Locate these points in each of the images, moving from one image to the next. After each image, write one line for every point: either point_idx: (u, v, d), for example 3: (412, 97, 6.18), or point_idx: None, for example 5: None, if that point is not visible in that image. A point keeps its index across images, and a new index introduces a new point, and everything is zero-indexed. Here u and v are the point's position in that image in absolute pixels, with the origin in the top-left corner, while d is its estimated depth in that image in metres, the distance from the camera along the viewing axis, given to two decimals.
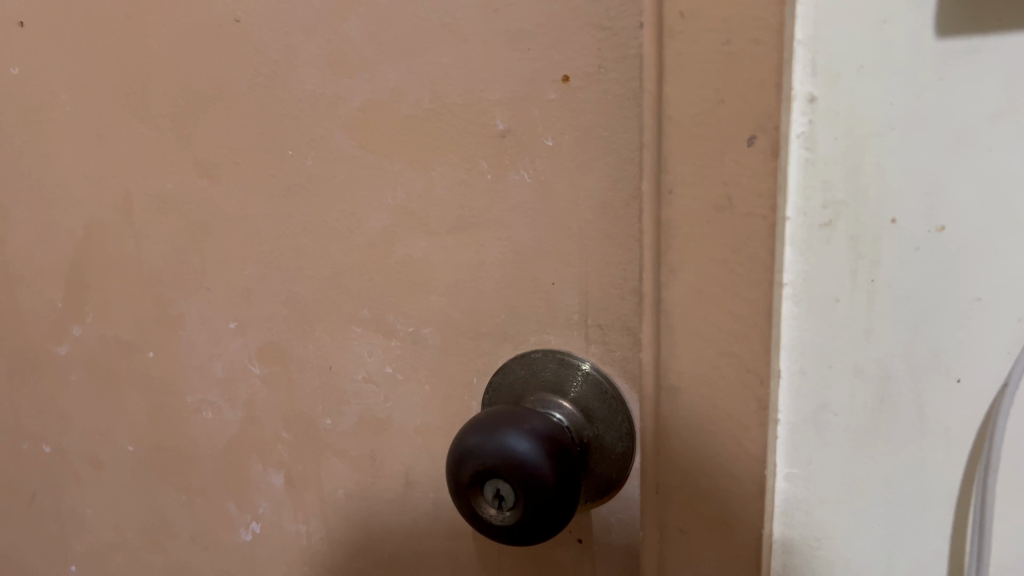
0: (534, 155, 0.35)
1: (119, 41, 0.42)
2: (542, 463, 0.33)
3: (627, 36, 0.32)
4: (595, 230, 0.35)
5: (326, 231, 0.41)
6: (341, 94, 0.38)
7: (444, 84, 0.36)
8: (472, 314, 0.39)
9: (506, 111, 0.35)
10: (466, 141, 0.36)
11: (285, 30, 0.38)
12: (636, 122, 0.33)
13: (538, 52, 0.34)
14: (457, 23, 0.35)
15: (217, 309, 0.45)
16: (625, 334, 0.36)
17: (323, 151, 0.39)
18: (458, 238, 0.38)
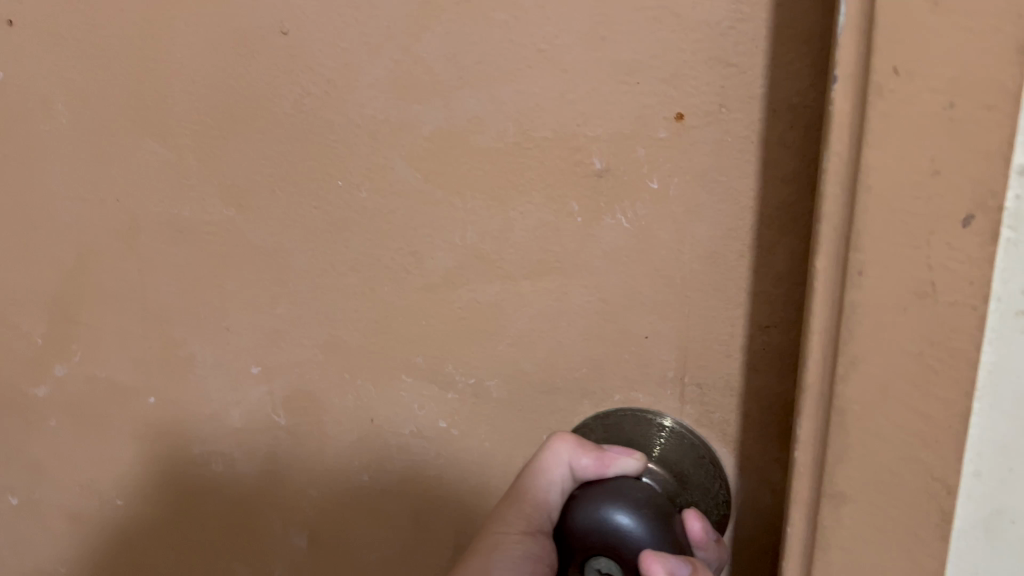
0: (635, 199, 0.32)
1: (135, 48, 0.37)
2: (650, 537, 0.30)
3: (755, 73, 0.29)
4: (704, 282, 0.32)
5: (379, 271, 0.37)
6: (409, 122, 0.34)
7: (534, 116, 0.32)
8: (548, 367, 0.35)
9: (605, 148, 0.32)
10: (556, 179, 0.33)
11: (343, 46, 0.34)
12: (759, 167, 0.30)
13: (651, 86, 0.31)
14: (556, 50, 0.31)
15: (238, 352, 0.40)
16: (727, 394, 0.33)
17: (381, 183, 0.35)
18: (538, 285, 0.34)
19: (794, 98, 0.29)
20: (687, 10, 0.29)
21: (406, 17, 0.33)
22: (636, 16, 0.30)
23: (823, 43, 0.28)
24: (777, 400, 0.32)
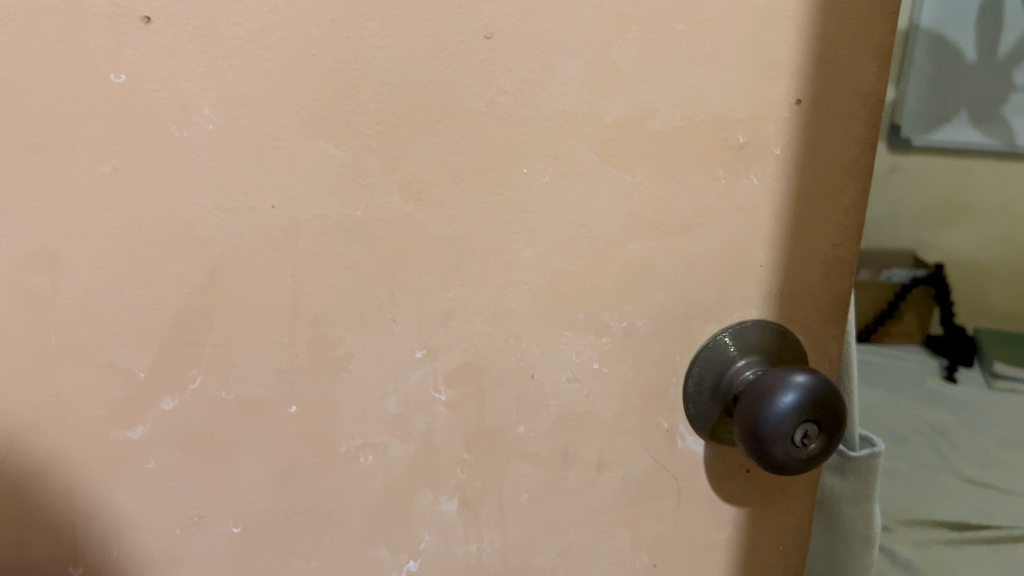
0: (762, 163, 0.44)
1: (316, 49, 0.36)
2: (803, 390, 0.42)
3: (848, 69, 0.43)
4: (801, 219, 0.45)
5: (556, 244, 0.42)
6: (595, 112, 0.40)
7: (696, 104, 0.41)
8: (685, 301, 0.45)
9: (748, 128, 0.43)
10: (709, 152, 0.43)
11: (543, 49, 0.39)
12: (842, 134, 0.44)
13: (782, 81, 0.42)
14: (718, 53, 0.41)
15: (404, 339, 0.42)
16: (809, 298, 0.47)
17: (563, 167, 0.41)
18: (687, 237, 0.44)
19: (868, 86, 0.43)
20: (812, 25, 0.41)
21: (604, 26, 0.39)
22: (775, 27, 0.41)
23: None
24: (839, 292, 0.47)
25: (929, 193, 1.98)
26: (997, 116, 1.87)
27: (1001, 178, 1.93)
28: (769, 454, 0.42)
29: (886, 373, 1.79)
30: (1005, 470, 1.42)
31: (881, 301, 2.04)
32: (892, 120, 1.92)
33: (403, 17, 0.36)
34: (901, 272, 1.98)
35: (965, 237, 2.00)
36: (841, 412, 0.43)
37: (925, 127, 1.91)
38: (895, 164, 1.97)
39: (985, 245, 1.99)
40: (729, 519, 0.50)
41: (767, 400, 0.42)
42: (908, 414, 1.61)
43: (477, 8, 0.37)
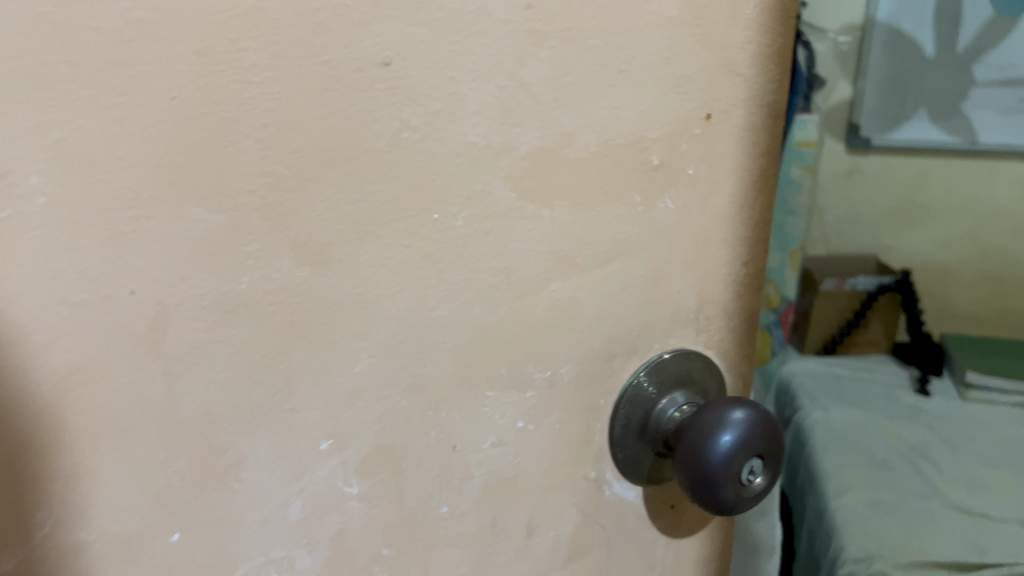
0: (676, 184, 0.40)
1: (181, 88, 0.28)
2: (741, 425, 0.39)
3: (753, 79, 0.40)
4: (713, 239, 0.42)
5: (477, 295, 0.36)
6: (509, 141, 0.35)
7: (613, 124, 0.37)
8: (609, 338, 0.41)
9: (662, 148, 0.39)
10: (626, 178, 0.38)
11: (451, 74, 0.33)
12: (748, 147, 0.42)
13: (692, 94, 0.39)
14: (632, 67, 0.37)
15: (307, 429, 0.34)
16: (720, 317, 0.45)
17: (479, 207, 0.35)
18: (609, 270, 0.40)
19: (771, 95, 0.41)
20: (720, 35, 0.38)
21: (513, 43, 0.34)
22: (686, 38, 0.37)
23: (783, 55, 0.41)
24: (744, 307, 0.46)
25: (890, 193, 1.77)
26: (956, 115, 1.71)
27: (963, 177, 1.74)
28: (719, 499, 0.39)
29: (854, 391, 1.45)
30: (996, 494, 1.15)
31: (845, 310, 1.58)
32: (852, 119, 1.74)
33: (287, 40, 0.29)
34: (868, 279, 1.56)
35: (930, 240, 1.79)
36: (780, 434, 0.41)
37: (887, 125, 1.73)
38: (855, 166, 1.77)
39: (947, 247, 1.78)
40: (656, 556, 0.48)
41: (703, 443, 0.39)
42: (882, 434, 1.31)
43: (374, 29, 0.30)
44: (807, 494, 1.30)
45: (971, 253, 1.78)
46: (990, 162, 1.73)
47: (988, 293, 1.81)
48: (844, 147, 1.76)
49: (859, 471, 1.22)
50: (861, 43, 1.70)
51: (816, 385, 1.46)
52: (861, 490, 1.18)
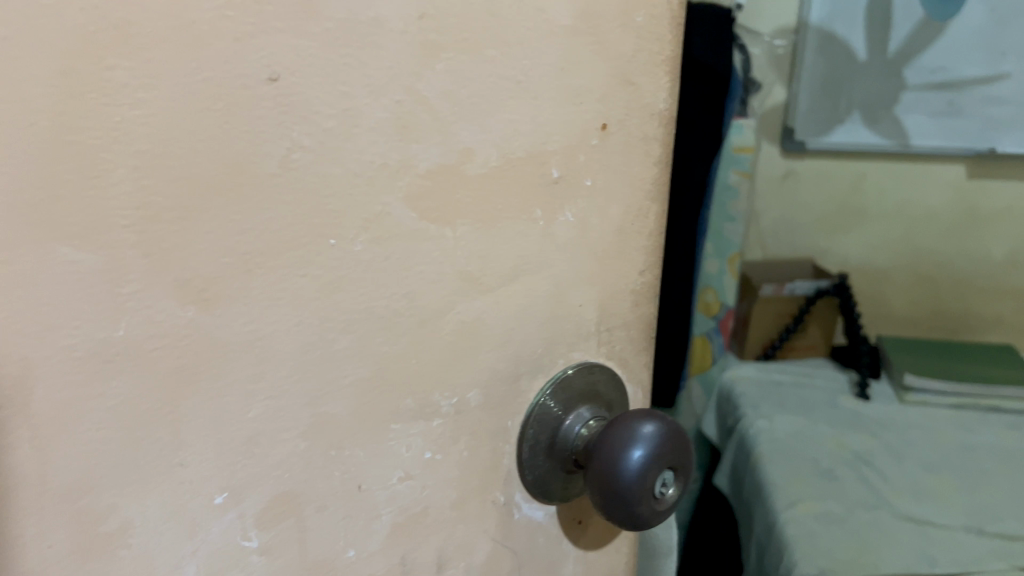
0: (575, 198, 0.39)
1: (42, 113, 0.25)
2: (652, 439, 0.38)
3: (646, 88, 0.39)
4: (614, 252, 0.41)
5: (382, 325, 0.34)
6: (408, 160, 0.33)
7: (512, 138, 0.36)
8: (515, 359, 0.40)
9: (561, 160, 0.38)
10: (524, 192, 0.37)
11: (344, 89, 0.31)
12: (643, 156, 0.41)
13: (589, 105, 0.38)
14: (528, 79, 0.35)
15: (200, 483, 0.32)
16: (623, 330, 0.44)
17: (382, 232, 0.33)
18: (512, 289, 0.38)
19: (662, 103, 0.40)
20: (613, 44, 0.37)
21: (411, 56, 0.32)
22: (580, 47, 0.36)
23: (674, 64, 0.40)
24: (643, 319, 0.45)
25: (820, 199, 1.62)
26: (888, 117, 1.54)
27: (896, 182, 1.60)
28: (636, 516, 0.38)
29: (795, 398, 1.41)
30: (942, 501, 1.14)
31: (784, 316, 1.53)
32: (785, 123, 1.56)
33: (160, 58, 0.26)
34: (805, 283, 1.51)
35: (864, 245, 1.65)
36: (688, 442, 0.41)
37: (820, 130, 1.55)
38: (789, 169, 1.59)
39: (882, 251, 1.65)
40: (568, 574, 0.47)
41: (615, 462, 0.38)
42: (827, 442, 1.27)
43: (257, 43, 0.28)
44: (753, 509, 1.23)
45: (903, 257, 1.65)
46: (925, 165, 1.59)
47: (925, 299, 1.68)
48: (779, 151, 1.58)
49: (806, 484, 1.17)
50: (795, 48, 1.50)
51: (757, 394, 1.42)
52: (809, 503, 1.12)
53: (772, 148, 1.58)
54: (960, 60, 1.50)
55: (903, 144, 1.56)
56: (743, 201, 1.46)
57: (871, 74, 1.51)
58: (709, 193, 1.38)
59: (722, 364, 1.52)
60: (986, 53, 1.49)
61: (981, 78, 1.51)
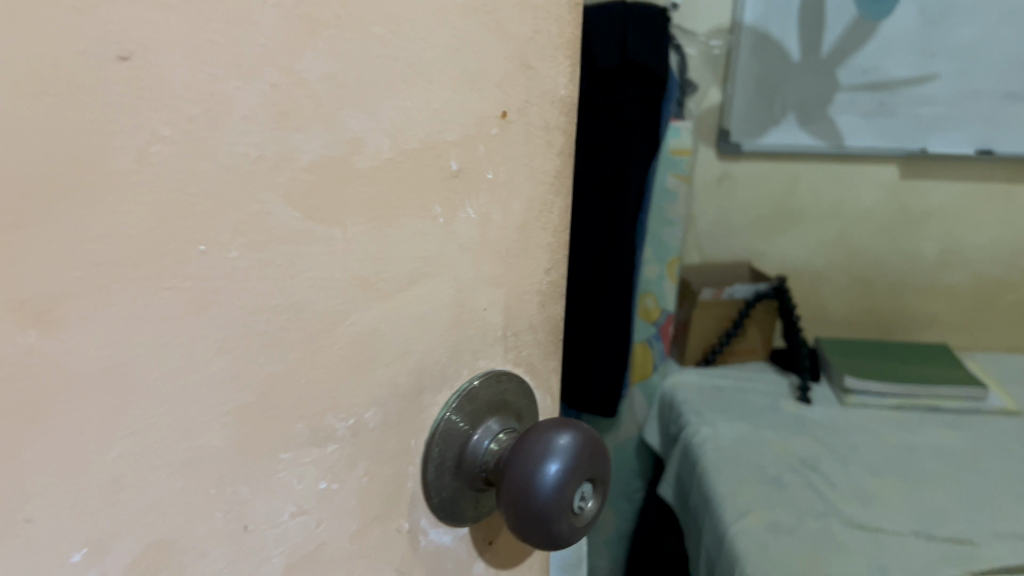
0: (477, 191, 0.37)
1: None
2: (568, 450, 0.36)
3: (546, 75, 0.39)
4: (518, 248, 0.40)
5: (272, 338, 0.30)
6: (292, 150, 0.29)
7: (409, 128, 0.33)
8: (417, 372, 0.36)
9: (459, 151, 0.35)
10: (421, 186, 0.34)
11: (209, 71, 0.26)
12: (545, 145, 0.41)
13: (487, 91, 0.36)
14: (425, 64, 0.33)
15: (52, 547, 0.25)
16: (528, 332, 0.43)
17: (263, 238, 0.29)
18: (411, 294, 0.35)
19: (562, 90, 0.41)
20: (514, 27, 0.37)
21: (288, 33, 0.28)
22: (479, 32, 0.35)
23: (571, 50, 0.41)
24: (550, 318, 0.44)
25: (757, 201, 1.61)
26: (822, 118, 1.54)
27: (830, 184, 1.60)
28: (555, 535, 0.36)
29: (735, 403, 1.40)
30: (887, 503, 1.14)
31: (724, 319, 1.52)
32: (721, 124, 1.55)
33: None
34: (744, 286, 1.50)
35: (801, 246, 1.64)
36: (606, 453, 0.38)
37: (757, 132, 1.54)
38: (725, 172, 1.58)
39: (817, 252, 1.65)
40: None
41: (529, 478, 0.35)
42: (772, 448, 1.26)
43: (102, 13, 0.23)
44: (700, 518, 1.21)
45: (837, 259, 1.65)
46: (858, 167, 1.59)
47: (859, 300, 1.69)
48: (715, 153, 1.57)
49: (753, 492, 1.15)
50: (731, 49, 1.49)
51: (698, 400, 1.40)
52: (758, 513, 1.10)
53: (708, 150, 1.57)
54: (891, 60, 1.50)
55: (837, 146, 1.56)
56: (682, 204, 1.43)
57: (804, 75, 1.51)
58: (648, 197, 1.36)
59: (663, 370, 1.50)
60: (916, 53, 1.49)
61: (911, 79, 1.52)
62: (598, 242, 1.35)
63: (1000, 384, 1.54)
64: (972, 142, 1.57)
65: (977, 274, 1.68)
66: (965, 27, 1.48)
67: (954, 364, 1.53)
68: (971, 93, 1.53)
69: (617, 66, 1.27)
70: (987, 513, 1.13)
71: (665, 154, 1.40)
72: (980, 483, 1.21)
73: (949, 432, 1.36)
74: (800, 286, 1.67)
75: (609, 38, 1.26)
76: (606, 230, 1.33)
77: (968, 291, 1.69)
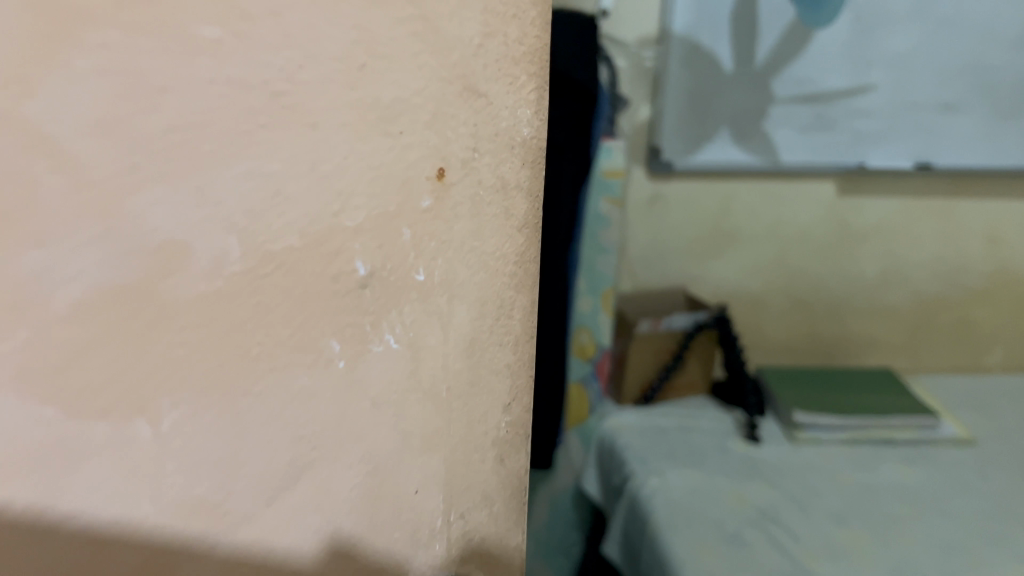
0: (400, 301, 0.29)
1: None
2: None
3: (501, 105, 0.29)
4: (464, 381, 0.32)
5: (47, 557, 0.25)
6: (29, 283, 0.22)
7: (284, 203, 0.25)
8: (270, 499, 0.28)
9: (368, 247, 0.28)
10: (307, 291, 0.27)
11: None
12: (502, 217, 0.30)
13: (410, 135, 0.27)
14: (312, 112, 0.25)
15: None
16: (482, 502, 0.35)
17: (4, 460, 0.23)
18: (264, 400, 0.27)
19: (527, 128, 0.30)
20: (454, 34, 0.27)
21: (25, 41, 0.20)
22: (395, 37, 0.26)
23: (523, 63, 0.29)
24: (512, 476, 0.36)
25: (691, 223, 1.49)
26: (757, 133, 1.44)
27: (766, 202, 1.50)
28: None
29: (682, 448, 1.28)
30: (857, 559, 1.03)
31: (662, 352, 1.40)
32: (650, 142, 1.42)
33: None
34: (682, 317, 1.38)
35: (738, 270, 1.54)
36: None
37: (686, 147, 1.42)
38: (657, 193, 1.46)
39: (755, 275, 1.54)
40: None
41: None
42: (728, 500, 1.14)
43: None
44: None
45: (776, 281, 1.55)
46: (795, 184, 1.50)
47: (800, 325, 1.59)
48: (645, 172, 1.44)
49: (712, 554, 1.03)
50: (660, 60, 1.37)
51: (641, 446, 1.27)
52: None
53: (638, 169, 1.44)
54: (827, 71, 1.41)
55: (772, 163, 1.46)
56: (616, 229, 1.31)
57: (737, 88, 1.40)
58: (580, 224, 1.24)
59: (600, 413, 1.36)
60: (851, 63, 1.41)
61: (848, 90, 1.43)
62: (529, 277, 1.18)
63: (950, 411, 1.46)
64: (910, 156, 1.49)
65: (917, 294, 1.61)
66: (900, 35, 1.40)
67: (903, 392, 1.44)
68: (908, 105, 1.45)
69: (544, 80, 1.14)
70: (961, 561, 1.04)
71: (597, 176, 1.28)
72: (947, 526, 1.12)
73: (907, 469, 1.27)
74: (738, 313, 1.56)
75: None
76: (536, 264, 1.18)
77: (909, 312, 1.62)
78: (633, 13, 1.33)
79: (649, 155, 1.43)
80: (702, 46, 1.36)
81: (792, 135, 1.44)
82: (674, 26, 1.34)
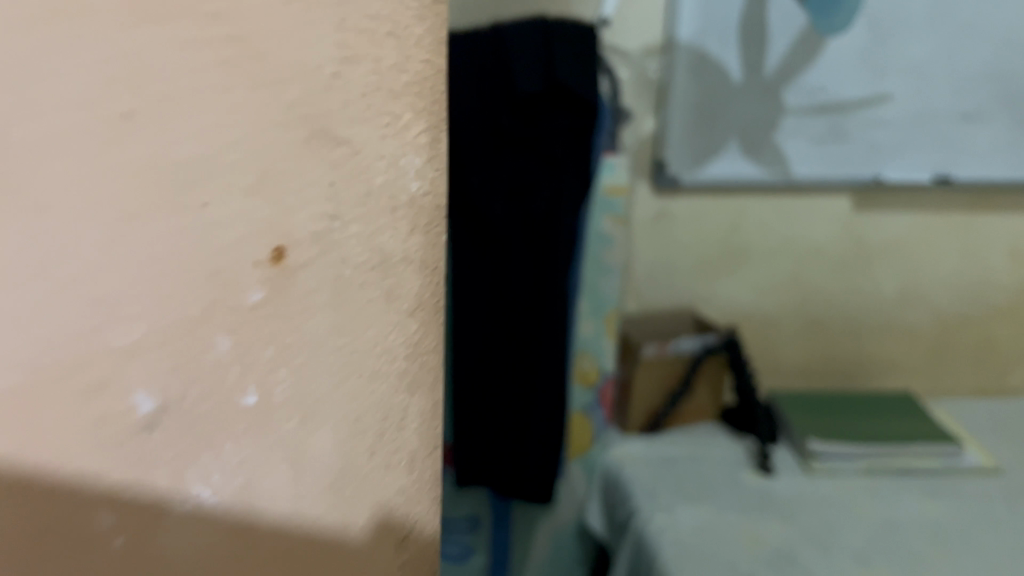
0: (212, 427, 0.25)
1: None
2: None
3: (375, 155, 0.27)
4: (331, 502, 0.29)
5: None
6: None
7: (37, 320, 0.19)
8: None
9: (158, 374, 0.23)
10: (76, 438, 0.21)
11: None
12: (382, 287, 0.29)
13: (215, 212, 0.23)
14: (52, 192, 0.19)
15: None
16: None
17: None
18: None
19: (414, 186, 0.29)
20: (292, 61, 0.24)
21: None
22: (202, 81, 0.21)
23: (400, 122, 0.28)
24: None
25: (699, 241, 1.42)
26: (768, 146, 1.36)
27: (778, 217, 1.43)
28: None
29: (692, 481, 1.21)
30: None
31: (670, 378, 1.33)
32: (655, 156, 1.36)
33: None
34: (691, 340, 1.31)
35: (749, 289, 1.47)
36: None
37: (694, 162, 1.35)
38: (663, 209, 1.39)
39: (767, 294, 1.47)
40: None
41: None
42: (740, 541, 1.07)
43: None
44: None
45: (789, 301, 1.48)
46: (809, 199, 1.42)
47: (814, 346, 1.52)
48: (650, 187, 1.37)
49: None
50: (665, 70, 1.30)
51: (648, 479, 1.20)
52: None
53: (643, 184, 1.37)
54: (841, 80, 1.34)
55: (784, 177, 1.39)
56: (620, 249, 1.24)
57: (746, 99, 1.33)
58: (582, 243, 1.17)
59: (603, 442, 1.30)
60: (867, 71, 1.34)
61: (864, 100, 1.35)
62: (526, 298, 1.13)
63: (975, 437, 1.38)
64: (929, 168, 1.42)
65: (938, 313, 1.53)
66: (918, 41, 1.33)
67: (925, 417, 1.37)
68: (927, 114, 1.38)
69: (541, 94, 1.08)
70: None
71: (599, 194, 1.21)
72: (977, 566, 1.04)
73: (931, 502, 1.19)
74: (750, 334, 1.49)
75: (531, 63, 1.06)
76: (533, 284, 1.13)
77: (929, 331, 1.55)
78: (635, 22, 1.27)
79: (654, 170, 1.36)
80: (710, 55, 1.29)
81: (804, 147, 1.37)
82: (680, 34, 1.27)
